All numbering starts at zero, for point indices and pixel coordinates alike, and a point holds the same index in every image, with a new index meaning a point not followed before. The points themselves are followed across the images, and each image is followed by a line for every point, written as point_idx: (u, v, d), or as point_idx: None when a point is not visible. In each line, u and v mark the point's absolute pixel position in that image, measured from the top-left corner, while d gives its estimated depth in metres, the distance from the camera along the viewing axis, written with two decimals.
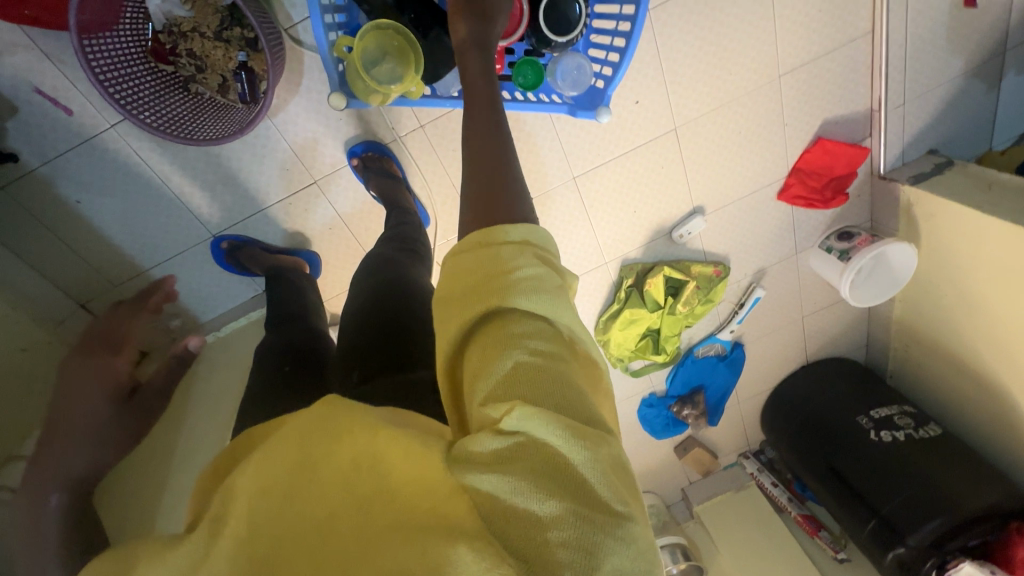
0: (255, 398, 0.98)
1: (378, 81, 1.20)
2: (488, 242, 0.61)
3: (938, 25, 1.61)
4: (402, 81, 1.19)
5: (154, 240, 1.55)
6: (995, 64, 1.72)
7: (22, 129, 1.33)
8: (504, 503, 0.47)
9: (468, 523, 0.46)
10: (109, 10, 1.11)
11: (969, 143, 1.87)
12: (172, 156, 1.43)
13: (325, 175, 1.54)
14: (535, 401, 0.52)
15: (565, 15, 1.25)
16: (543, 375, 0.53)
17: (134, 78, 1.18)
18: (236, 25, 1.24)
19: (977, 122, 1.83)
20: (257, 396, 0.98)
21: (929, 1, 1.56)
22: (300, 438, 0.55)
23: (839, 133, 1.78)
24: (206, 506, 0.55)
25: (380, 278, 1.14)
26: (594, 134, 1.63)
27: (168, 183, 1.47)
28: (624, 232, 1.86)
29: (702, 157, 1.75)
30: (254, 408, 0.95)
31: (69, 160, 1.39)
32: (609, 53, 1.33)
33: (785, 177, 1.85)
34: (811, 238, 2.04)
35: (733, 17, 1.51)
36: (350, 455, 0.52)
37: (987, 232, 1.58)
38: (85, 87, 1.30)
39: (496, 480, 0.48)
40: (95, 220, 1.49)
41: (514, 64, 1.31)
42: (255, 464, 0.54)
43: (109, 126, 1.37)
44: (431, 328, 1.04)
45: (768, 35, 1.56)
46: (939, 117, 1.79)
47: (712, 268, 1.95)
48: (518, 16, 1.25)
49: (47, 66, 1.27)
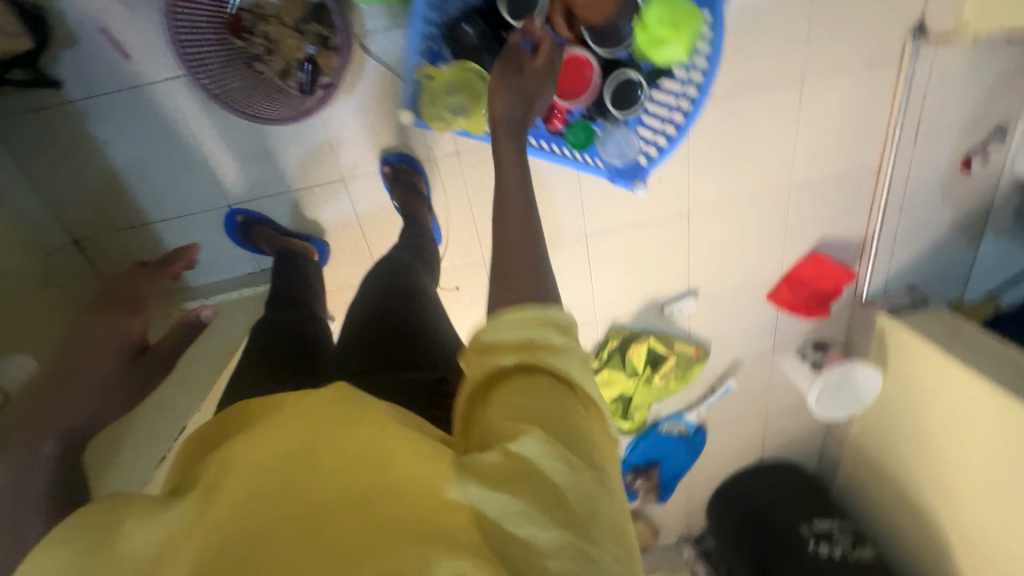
0: (241, 373, 0.98)
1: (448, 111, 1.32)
2: (519, 308, 0.64)
3: (932, 178, 1.78)
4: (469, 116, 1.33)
5: (169, 196, 1.55)
6: (977, 224, 1.89)
7: (76, 61, 1.36)
8: (506, 524, 0.50)
9: (469, 537, 0.48)
10: None
11: (944, 289, 2.01)
12: (213, 121, 1.46)
13: (354, 174, 1.58)
14: (549, 435, 0.55)
15: (629, 94, 1.36)
16: (559, 417, 0.57)
17: (205, 46, 1.24)
18: (315, 21, 1.29)
19: (953, 272, 1.98)
20: (244, 371, 0.98)
21: (929, 156, 1.74)
22: (304, 419, 0.57)
23: (833, 252, 1.91)
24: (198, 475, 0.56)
25: (392, 279, 1.16)
26: (615, 197, 1.71)
27: (200, 146, 1.49)
28: (619, 295, 1.93)
29: (706, 243, 1.85)
30: (240, 384, 0.94)
31: (111, 100, 1.41)
32: (656, 135, 1.44)
33: (776, 281, 1.97)
34: (788, 342, 2.14)
35: (760, 127, 1.64)
36: (355, 440, 0.54)
37: (949, 375, 1.68)
38: (150, 38, 1.34)
39: (501, 500, 0.51)
40: (117, 163, 1.50)
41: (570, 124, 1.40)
42: (258, 441, 0.55)
43: (160, 79, 1.40)
44: (435, 330, 1.06)
45: (786, 149, 1.70)
46: (920, 258, 1.94)
47: (693, 349, 2.02)
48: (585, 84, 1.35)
49: (119, 10, 1.32)
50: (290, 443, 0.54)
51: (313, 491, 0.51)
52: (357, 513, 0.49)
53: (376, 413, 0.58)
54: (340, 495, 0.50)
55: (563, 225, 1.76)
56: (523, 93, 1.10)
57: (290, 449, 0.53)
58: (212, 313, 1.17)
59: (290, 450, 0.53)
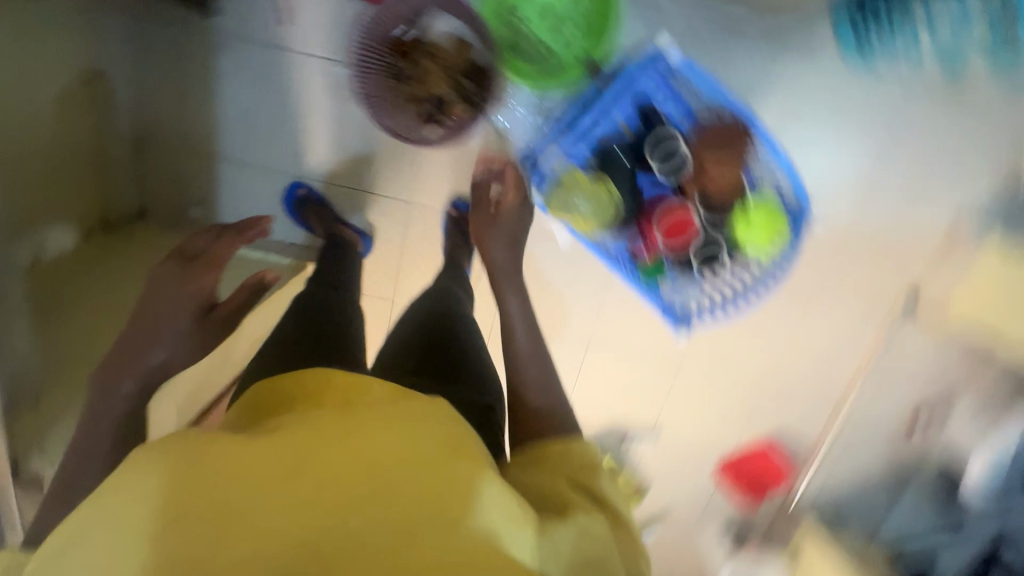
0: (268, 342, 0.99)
1: (575, 207, 1.62)
2: (580, 446, 0.97)
3: (881, 417, 1.91)
4: (583, 219, 1.63)
5: (247, 143, 1.60)
6: (923, 475, 1.85)
7: (241, 6, 1.49)
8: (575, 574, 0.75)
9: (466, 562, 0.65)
10: (390, 12, 1.41)
11: (863, 513, 1.92)
12: (330, 102, 1.56)
13: (421, 200, 1.65)
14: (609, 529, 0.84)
15: (709, 263, 1.65)
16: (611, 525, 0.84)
17: (371, 58, 1.48)
18: (466, 76, 1.49)
19: (869, 496, 1.93)
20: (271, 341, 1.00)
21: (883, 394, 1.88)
22: (389, 420, 0.78)
23: (785, 449, 1.99)
24: (308, 422, 0.77)
25: (436, 303, 1.39)
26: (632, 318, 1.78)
27: (304, 116, 1.58)
28: (588, 407, 1.94)
29: (687, 394, 1.91)
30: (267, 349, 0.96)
31: (248, 48, 1.52)
32: (713, 299, 1.72)
33: (727, 454, 2.02)
34: (711, 520, 2.10)
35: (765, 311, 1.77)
36: (419, 451, 0.74)
37: None
38: (314, 17, 1.49)
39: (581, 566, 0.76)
40: (218, 96, 1.56)
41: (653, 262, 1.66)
42: (363, 424, 0.76)
43: (303, 50, 1.52)
44: (471, 350, 1.26)
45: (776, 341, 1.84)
46: (860, 491, 1.94)
47: (635, 484, 2.04)
48: (683, 241, 1.63)
49: None
50: (367, 434, 0.74)
51: (372, 479, 0.69)
52: (404, 505, 0.68)
53: (448, 433, 0.80)
54: (394, 487, 0.69)
55: (569, 325, 1.80)
56: (507, 237, 1.58)
57: (368, 438, 0.74)
58: (273, 278, 1.57)
59: (370, 439, 0.74)
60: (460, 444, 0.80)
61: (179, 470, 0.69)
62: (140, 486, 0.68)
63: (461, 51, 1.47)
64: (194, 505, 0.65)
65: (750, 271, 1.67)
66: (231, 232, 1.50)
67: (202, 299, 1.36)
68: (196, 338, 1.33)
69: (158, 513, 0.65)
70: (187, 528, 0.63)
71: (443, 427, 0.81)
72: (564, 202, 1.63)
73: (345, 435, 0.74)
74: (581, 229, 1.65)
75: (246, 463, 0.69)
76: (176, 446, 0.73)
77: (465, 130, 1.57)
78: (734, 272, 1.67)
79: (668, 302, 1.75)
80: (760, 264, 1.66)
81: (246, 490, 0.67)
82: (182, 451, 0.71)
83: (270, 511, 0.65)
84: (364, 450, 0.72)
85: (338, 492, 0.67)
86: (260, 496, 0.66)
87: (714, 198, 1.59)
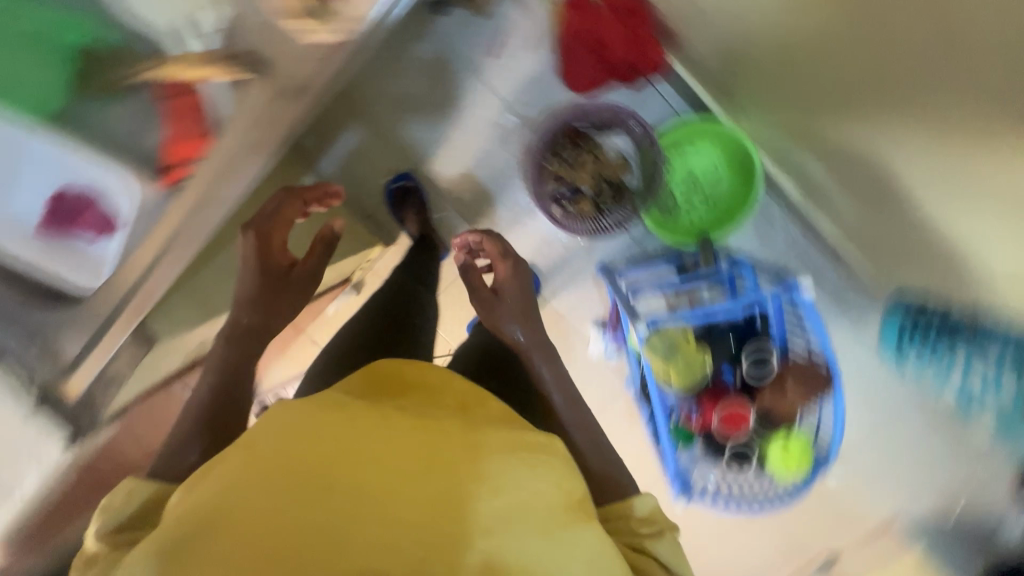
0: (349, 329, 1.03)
1: (667, 360, 1.62)
2: (637, 505, 0.96)
3: None
4: (669, 374, 1.62)
5: (402, 129, 1.75)
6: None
7: (462, 25, 1.67)
8: None
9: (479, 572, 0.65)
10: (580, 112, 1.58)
11: None
12: (488, 134, 1.73)
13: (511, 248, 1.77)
14: None
15: (740, 460, 1.64)
16: None
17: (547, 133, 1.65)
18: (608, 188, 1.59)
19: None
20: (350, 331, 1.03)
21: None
22: (485, 443, 0.78)
23: None
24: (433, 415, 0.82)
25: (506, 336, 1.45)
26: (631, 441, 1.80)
27: (461, 132, 1.74)
28: None
29: None
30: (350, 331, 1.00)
31: (449, 58, 1.69)
32: (720, 488, 1.70)
33: None
34: None
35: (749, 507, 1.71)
36: (512, 476, 0.74)
37: None
38: (512, 65, 1.68)
39: None
40: (401, 81, 1.71)
41: (693, 435, 1.64)
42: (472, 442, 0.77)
43: (489, 84, 1.70)
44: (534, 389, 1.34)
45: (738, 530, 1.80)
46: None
47: None
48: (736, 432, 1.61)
49: (514, 38, 1.66)
50: (466, 444, 0.76)
51: (462, 488, 0.70)
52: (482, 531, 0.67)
53: (554, 466, 0.80)
54: (484, 507, 0.69)
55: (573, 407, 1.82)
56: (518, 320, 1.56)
57: (468, 448, 0.76)
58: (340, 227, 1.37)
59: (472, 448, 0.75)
60: (561, 478, 0.79)
61: (302, 423, 0.75)
62: (293, 409, 0.78)
63: (619, 167, 1.57)
64: (300, 457, 0.70)
65: (766, 482, 1.67)
66: (298, 194, 1.35)
67: (279, 265, 1.27)
68: (272, 298, 1.24)
69: (273, 457, 0.71)
70: (290, 481, 0.68)
71: (552, 461, 0.81)
72: (659, 347, 1.63)
73: (446, 436, 0.76)
74: (662, 376, 1.63)
75: (350, 431, 0.74)
76: (307, 401, 0.80)
77: (585, 227, 1.64)
78: (757, 477, 1.66)
79: (681, 471, 1.69)
80: (775, 482, 1.66)
81: (340, 457, 0.70)
82: (310, 406, 0.79)
83: (356, 488, 0.68)
84: (460, 461, 0.73)
85: (423, 492, 0.68)
86: (356, 470, 0.69)
87: (774, 414, 1.59)
